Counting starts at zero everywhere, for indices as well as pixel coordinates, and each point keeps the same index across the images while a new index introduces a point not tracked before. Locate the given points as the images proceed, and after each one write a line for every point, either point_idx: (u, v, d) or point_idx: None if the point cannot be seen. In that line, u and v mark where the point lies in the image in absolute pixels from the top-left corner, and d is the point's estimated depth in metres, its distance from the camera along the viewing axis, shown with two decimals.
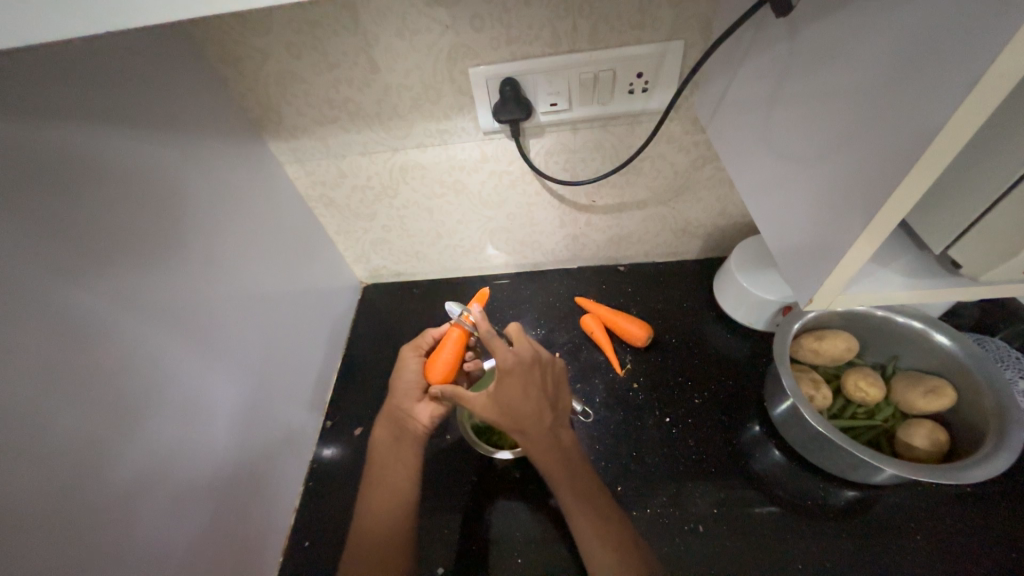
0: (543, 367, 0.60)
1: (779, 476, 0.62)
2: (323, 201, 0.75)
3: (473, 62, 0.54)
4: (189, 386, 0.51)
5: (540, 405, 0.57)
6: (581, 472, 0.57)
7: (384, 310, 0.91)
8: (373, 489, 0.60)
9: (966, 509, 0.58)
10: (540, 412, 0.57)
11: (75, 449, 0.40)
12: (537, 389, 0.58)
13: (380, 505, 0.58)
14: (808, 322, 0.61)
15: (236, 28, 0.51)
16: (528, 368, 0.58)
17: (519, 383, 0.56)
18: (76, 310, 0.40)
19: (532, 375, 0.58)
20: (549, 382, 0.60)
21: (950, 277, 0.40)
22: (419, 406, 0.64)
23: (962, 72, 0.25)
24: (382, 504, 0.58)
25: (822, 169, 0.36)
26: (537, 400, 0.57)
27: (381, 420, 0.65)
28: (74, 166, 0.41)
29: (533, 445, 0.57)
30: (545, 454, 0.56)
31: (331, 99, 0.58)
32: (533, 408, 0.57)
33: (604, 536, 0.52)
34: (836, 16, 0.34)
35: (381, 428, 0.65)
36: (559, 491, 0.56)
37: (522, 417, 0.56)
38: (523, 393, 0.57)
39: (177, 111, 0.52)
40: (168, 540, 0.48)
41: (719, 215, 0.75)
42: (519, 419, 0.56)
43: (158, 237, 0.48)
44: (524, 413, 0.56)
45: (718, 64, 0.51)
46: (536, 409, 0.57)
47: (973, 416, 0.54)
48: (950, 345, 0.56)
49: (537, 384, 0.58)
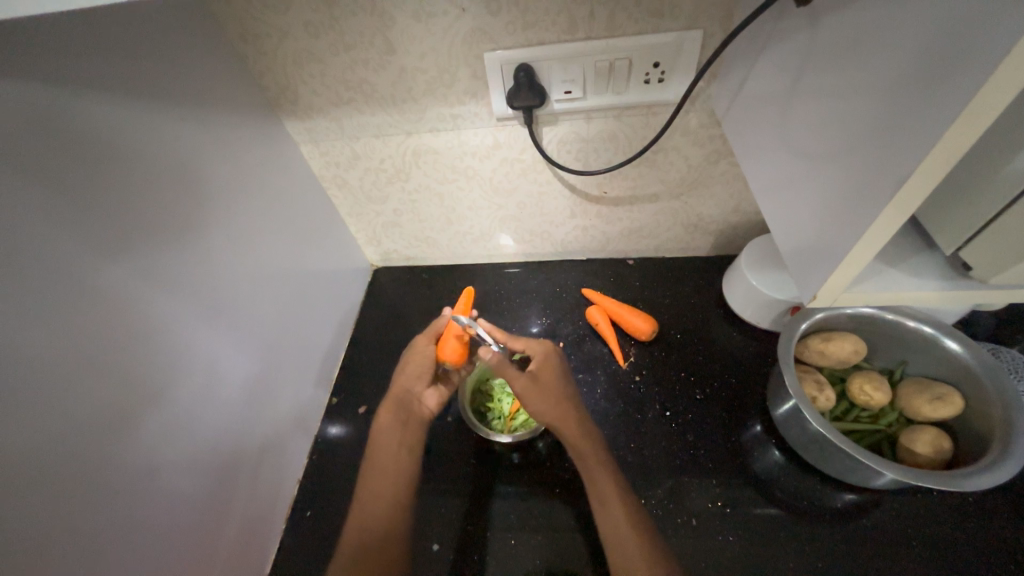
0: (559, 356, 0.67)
1: (778, 475, 0.62)
2: (337, 182, 0.76)
3: (488, 46, 0.54)
4: (200, 355, 0.53)
5: None
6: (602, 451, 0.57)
7: (393, 292, 0.92)
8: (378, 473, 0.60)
9: (967, 518, 0.57)
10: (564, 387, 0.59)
11: (91, 409, 0.42)
12: None
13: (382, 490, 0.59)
14: (816, 323, 0.61)
15: (256, 6, 0.52)
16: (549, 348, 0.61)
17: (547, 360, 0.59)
18: (96, 279, 0.42)
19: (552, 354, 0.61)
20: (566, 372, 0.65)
21: (960, 280, 0.39)
22: (429, 390, 0.67)
23: (971, 69, 0.25)
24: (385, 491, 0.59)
25: (835, 165, 0.36)
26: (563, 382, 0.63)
27: (386, 403, 0.66)
28: (96, 141, 0.42)
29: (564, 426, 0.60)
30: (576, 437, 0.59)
31: (347, 80, 0.59)
32: (560, 386, 0.62)
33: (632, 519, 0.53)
34: (856, 8, 0.34)
35: (386, 412, 0.65)
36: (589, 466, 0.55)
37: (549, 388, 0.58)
38: None
39: (196, 86, 0.53)
40: (177, 500, 0.51)
41: (732, 211, 0.74)
42: None
43: (174, 210, 0.50)
44: None
45: (738, 55, 0.50)
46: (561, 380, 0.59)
47: (980, 425, 0.53)
48: (961, 352, 0.55)
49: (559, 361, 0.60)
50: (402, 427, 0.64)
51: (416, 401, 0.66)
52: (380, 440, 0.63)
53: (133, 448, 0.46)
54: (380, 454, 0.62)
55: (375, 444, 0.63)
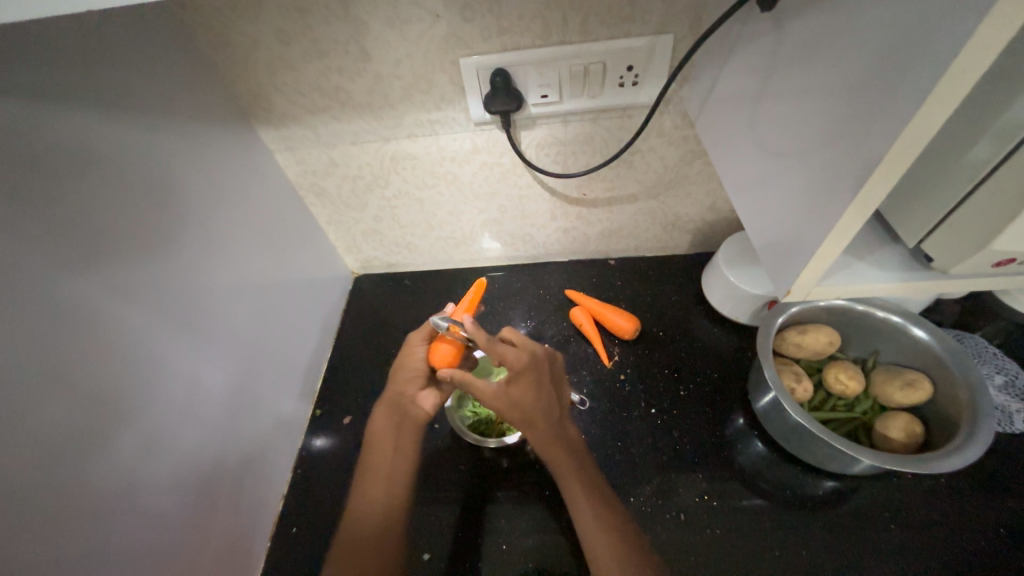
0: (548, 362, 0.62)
1: (761, 466, 0.63)
2: (314, 190, 0.75)
3: (464, 52, 0.54)
4: (177, 372, 0.52)
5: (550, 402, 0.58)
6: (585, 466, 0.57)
7: (374, 300, 0.91)
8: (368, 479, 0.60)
9: (940, 498, 0.59)
10: (550, 409, 0.57)
11: (64, 434, 0.40)
12: (548, 387, 0.58)
13: (377, 493, 0.58)
14: (792, 317, 0.62)
15: (224, 14, 0.51)
16: (538, 366, 0.59)
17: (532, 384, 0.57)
18: (66, 297, 0.40)
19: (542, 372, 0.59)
20: (555, 379, 0.61)
21: (922, 270, 0.41)
22: (424, 393, 0.64)
23: (926, 70, 0.26)
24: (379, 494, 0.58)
25: (804, 163, 0.37)
26: (544, 397, 0.57)
27: (381, 406, 0.65)
28: (61, 153, 0.41)
29: (543, 440, 0.57)
30: (555, 450, 0.56)
31: (322, 87, 0.58)
32: (540, 402, 0.57)
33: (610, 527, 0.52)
34: (817, 13, 0.35)
35: (380, 415, 0.64)
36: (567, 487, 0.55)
37: (532, 413, 0.56)
38: (534, 394, 0.57)
39: (164, 95, 0.51)
40: (158, 524, 0.49)
41: (708, 209, 0.76)
42: (530, 412, 0.56)
43: (145, 223, 0.48)
44: (535, 408, 0.56)
45: (707, 58, 0.51)
46: (546, 403, 0.57)
47: (948, 409, 0.55)
48: (928, 339, 0.57)
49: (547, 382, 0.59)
50: (396, 430, 0.63)
51: (410, 403, 0.63)
52: (375, 443, 0.63)
53: (111, 471, 0.44)
54: (373, 456, 0.62)
55: (371, 445, 0.63)
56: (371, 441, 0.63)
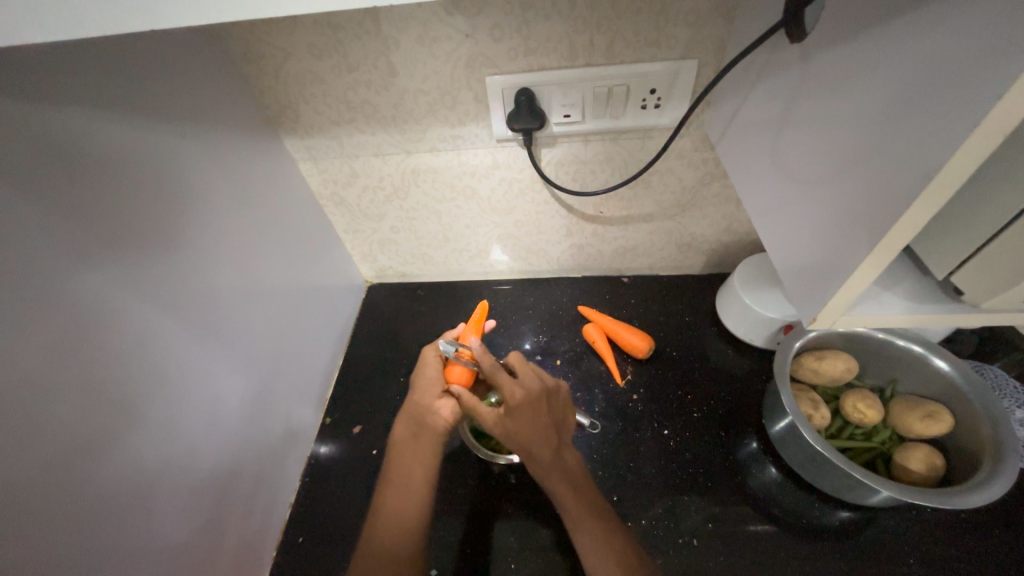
0: (550, 397, 0.61)
1: (776, 493, 0.62)
2: (335, 200, 0.76)
3: (490, 70, 0.55)
4: (192, 376, 0.51)
5: (547, 434, 0.58)
6: (590, 493, 0.56)
7: (387, 309, 0.91)
8: (389, 489, 0.58)
9: (960, 534, 0.58)
10: (548, 440, 0.57)
11: (77, 433, 0.40)
12: (544, 417, 0.59)
13: (401, 503, 0.57)
14: (809, 341, 0.62)
15: (259, 27, 0.53)
16: (536, 397, 0.59)
17: (526, 410, 0.58)
18: (86, 294, 0.41)
19: (538, 405, 0.59)
20: (558, 411, 0.61)
21: (950, 302, 0.41)
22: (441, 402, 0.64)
23: (961, 109, 0.26)
24: (400, 510, 0.56)
25: (830, 192, 0.37)
26: (544, 429, 0.58)
27: (403, 416, 0.64)
28: (91, 156, 0.41)
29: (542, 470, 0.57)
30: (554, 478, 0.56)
31: (349, 100, 0.59)
32: (541, 433, 0.57)
33: (612, 549, 0.52)
34: (842, 47, 0.35)
35: (401, 424, 0.64)
36: (572, 520, 0.54)
37: (530, 443, 0.57)
38: (530, 422, 0.57)
39: (195, 103, 0.52)
40: (164, 529, 0.48)
41: (724, 231, 0.76)
42: (526, 441, 0.57)
43: (168, 226, 0.49)
44: (530, 437, 0.57)
45: (731, 85, 0.52)
46: (544, 436, 0.57)
47: (970, 442, 0.54)
48: (949, 370, 0.56)
49: (543, 412, 0.59)
50: (413, 440, 0.62)
51: (428, 415, 0.63)
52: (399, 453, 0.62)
53: (120, 473, 0.44)
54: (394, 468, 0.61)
55: (393, 455, 0.62)
56: (392, 452, 0.62)
